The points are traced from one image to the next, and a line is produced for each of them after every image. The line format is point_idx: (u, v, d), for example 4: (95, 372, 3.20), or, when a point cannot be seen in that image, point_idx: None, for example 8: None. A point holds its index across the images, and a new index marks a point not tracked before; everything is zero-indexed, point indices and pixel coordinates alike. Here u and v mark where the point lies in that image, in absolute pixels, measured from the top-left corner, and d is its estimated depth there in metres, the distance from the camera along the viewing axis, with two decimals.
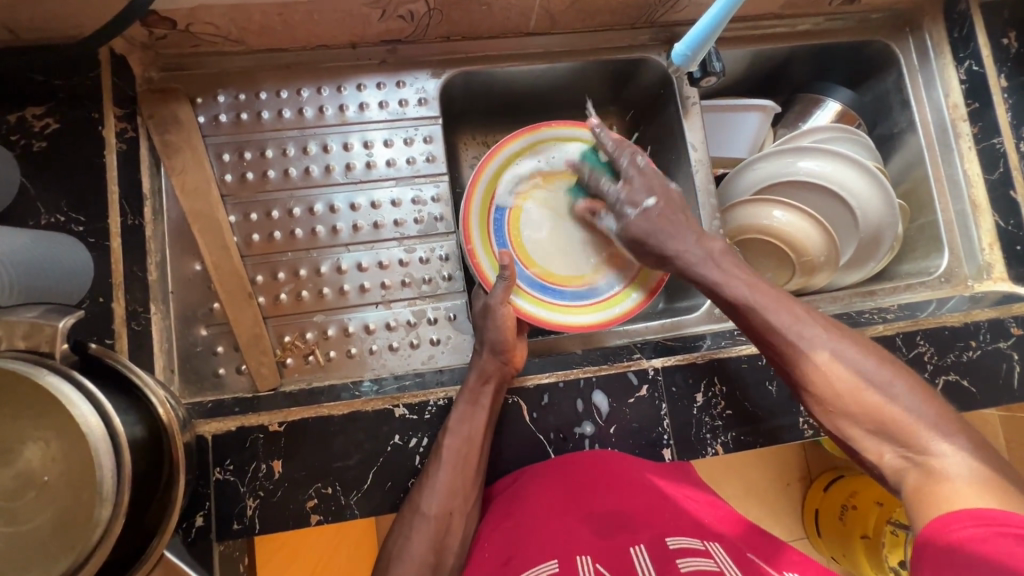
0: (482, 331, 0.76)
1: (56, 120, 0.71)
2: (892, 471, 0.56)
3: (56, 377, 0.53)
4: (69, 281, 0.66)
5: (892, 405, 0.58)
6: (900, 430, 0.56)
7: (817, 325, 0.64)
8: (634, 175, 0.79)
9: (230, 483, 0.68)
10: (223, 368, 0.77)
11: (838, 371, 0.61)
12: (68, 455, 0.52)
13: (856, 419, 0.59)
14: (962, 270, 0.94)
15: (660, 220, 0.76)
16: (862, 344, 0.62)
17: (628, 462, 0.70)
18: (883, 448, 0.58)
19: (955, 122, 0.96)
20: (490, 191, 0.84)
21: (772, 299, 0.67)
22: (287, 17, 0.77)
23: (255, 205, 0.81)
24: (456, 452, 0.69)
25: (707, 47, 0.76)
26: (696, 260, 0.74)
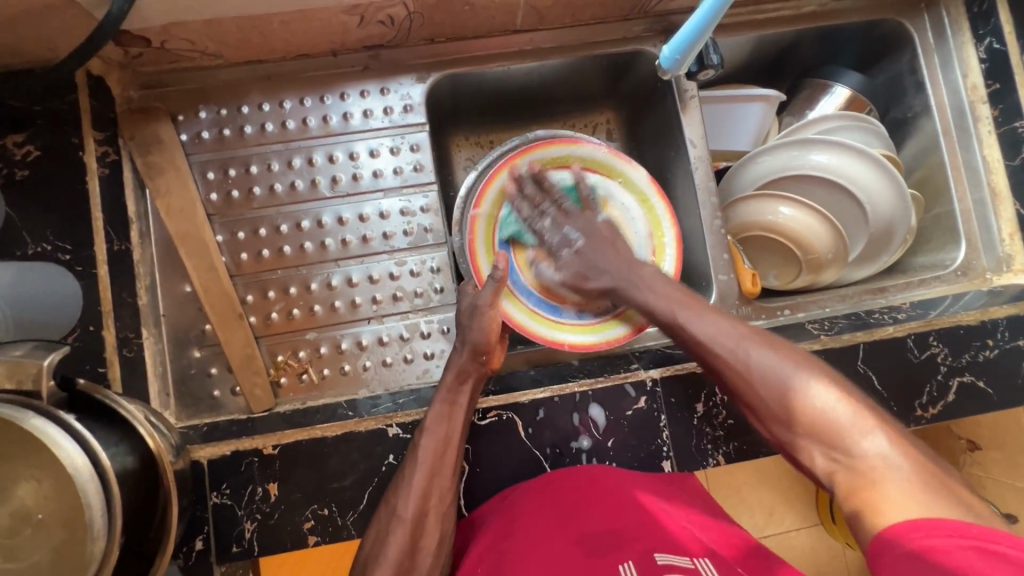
0: (466, 330, 0.74)
1: (36, 147, 0.70)
2: (824, 475, 0.54)
3: (41, 418, 0.53)
4: (58, 311, 0.67)
5: (819, 412, 0.54)
6: (827, 428, 0.54)
7: (742, 335, 0.62)
8: (567, 220, 0.79)
9: (228, 506, 0.68)
10: (218, 390, 0.77)
11: (763, 373, 0.59)
12: (60, 494, 0.52)
13: (793, 428, 0.56)
14: (980, 262, 0.89)
15: (592, 254, 0.77)
16: (790, 356, 0.59)
17: (616, 475, 0.69)
18: (816, 450, 0.54)
19: (973, 105, 0.90)
20: (508, 190, 0.82)
21: (697, 314, 0.66)
22: (263, 29, 0.74)
23: (242, 223, 0.80)
24: (432, 452, 0.67)
25: (702, 43, 0.71)
26: (631, 283, 0.74)
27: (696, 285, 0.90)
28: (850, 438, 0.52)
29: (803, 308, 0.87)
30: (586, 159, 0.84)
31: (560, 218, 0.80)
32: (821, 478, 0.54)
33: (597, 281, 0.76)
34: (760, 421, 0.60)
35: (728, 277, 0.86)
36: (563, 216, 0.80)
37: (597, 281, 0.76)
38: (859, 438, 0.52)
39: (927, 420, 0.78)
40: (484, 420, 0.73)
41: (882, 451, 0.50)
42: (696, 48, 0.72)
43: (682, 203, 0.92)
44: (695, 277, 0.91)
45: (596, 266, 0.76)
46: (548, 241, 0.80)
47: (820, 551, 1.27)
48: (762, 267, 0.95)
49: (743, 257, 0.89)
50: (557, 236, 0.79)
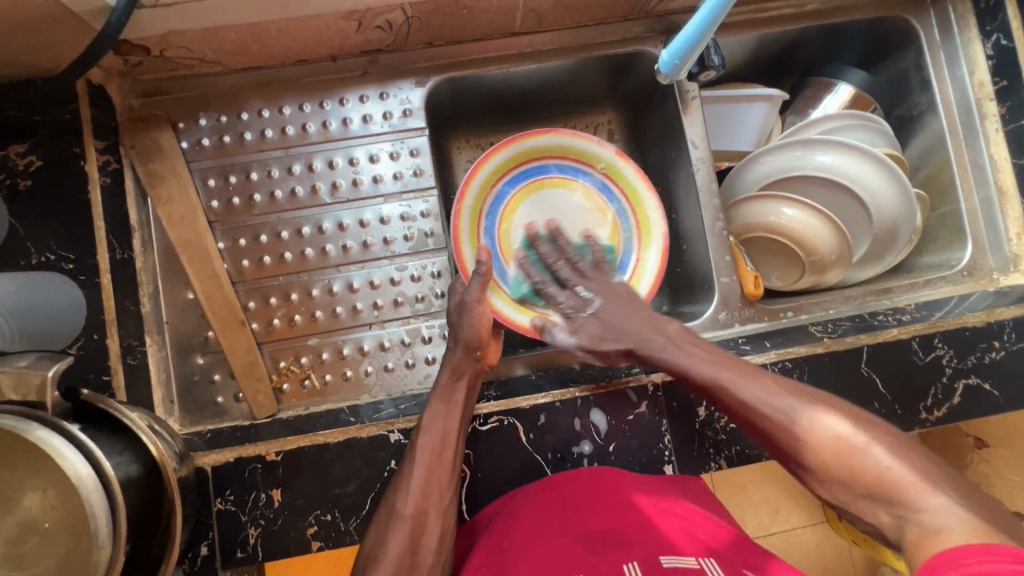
0: (457, 328, 0.75)
1: (38, 157, 0.71)
2: (889, 531, 0.54)
3: (46, 429, 0.53)
4: (61, 320, 0.67)
5: (879, 465, 0.56)
6: (890, 486, 0.55)
7: (788, 394, 0.64)
8: (580, 279, 0.80)
9: (232, 512, 0.69)
10: (222, 396, 0.77)
11: (816, 434, 0.60)
12: (65, 504, 0.53)
13: (852, 484, 0.57)
14: (987, 262, 0.88)
15: (609, 314, 0.77)
16: (836, 411, 0.61)
17: (616, 474, 0.69)
18: (879, 508, 0.55)
19: (980, 102, 0.88)
20: (489, 182, 0.84)
21: (737, 373, 0.67)
22: (261, 36, 0.74)
23: (243, 230, 0.81)
24: (430, 449, 0.68)
25: (704, 44, 0.69)
26: (658, 345, 0.73)
27: (697, 288, 0.90)
28: (912, 494, 0.53)
29: (807, 310, 0.86)
30: (567, 150, 0.86)
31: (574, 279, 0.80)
32: (889, 536, 0.55)
33: (615, 343, 0.75)
34: (815, 482, 0.60)
35: (731, 279, 0.86)
36: (576, 276, 0.80)
37: (615, 344, 0.75)
38: (918, 493, 0.53)
39: (932, 423, 0.77)
40: (485, 426, 0.73)
41: (944, 505, 0.51)
42: (698, 49, 0.71)
43: (683, 204, 0.91)
44: (697, 279, 0.90)
45: (619, 325, 0.75)
46: (562, 303, 0.79)
47: (826, 549, 1.26)
48: (765, 268, 0.94)
49: (746, 258, 0.88)
50: (568, 296, 0.79)
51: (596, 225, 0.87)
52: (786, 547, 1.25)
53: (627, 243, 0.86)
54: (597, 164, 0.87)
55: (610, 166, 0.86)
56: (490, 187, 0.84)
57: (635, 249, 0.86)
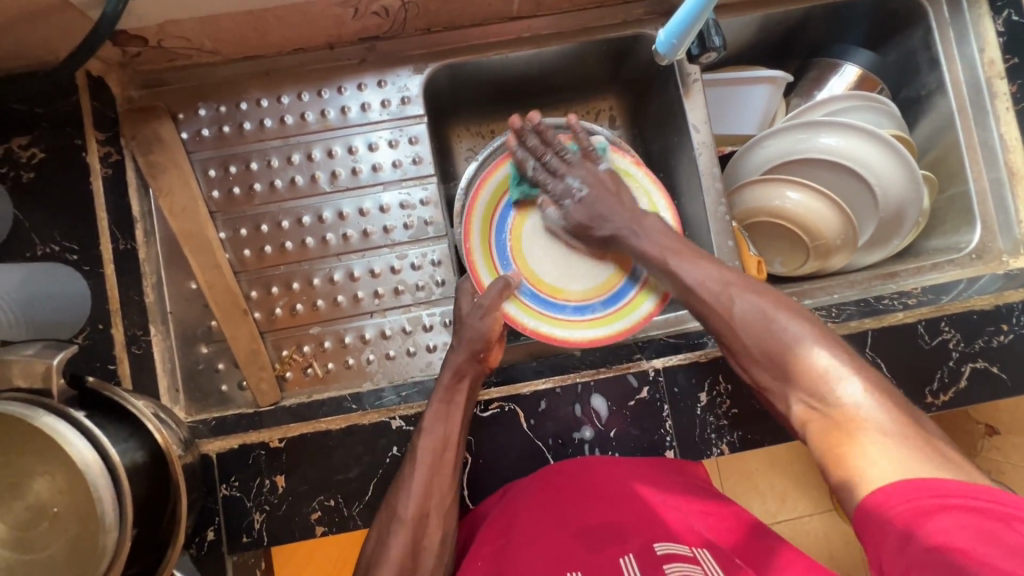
0: (462, 327, 0.74)
1: (41, 150, 0.72)
2: (800, 420, 0.59)
3: (51, 416, 0.54)
4: (68, 310, 0.68)
5: (800, 353, 0.60)
6: (805, 373, 0.59)
7: (731, 282, 0.68)
8: (572, 164, 0.81)
9: (237, 498, 0.70)
10: (226, 385, 0.79)
11: (747, 321, 0.65)
12: (74, 490, 0.54)
13: (770, 366, 0.62)
14: (997, 244, 0.86)
15: (595, 202, 0.78)
16: (779, 308, 0.65)
17: (612, 465, 0.69)
18: (793, 393, 0.60)
19: (991, 81, 0.86)
20: (501, 187, 0.82)
21: (689, 262, 0.72)
22: (257, 25, 0.74)
23: (244, 219, 0.81)
24: (431, 452, 0.68)
25: (695, 31, 0.69)
26: (629, 231, 0.77)
27: None
28: (829, 385, 0.57)
29: (810, 295, 0.85)
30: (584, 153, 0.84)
31: (563, 165, 0.80)
32: (792, 417, 0.60)
33: (600, 227, 0.78)
34: (738, 362, 0.66)
35: (733, 264, 0.85)
36: (564, 165, 0.80)
37: (601, 228, 0.78)
38: (837, 384, 0.57)
39: (938, 407, 0.77)
40: (486, 412, 0.73)
41: (856, 397, 0.55)
42: (689, 36, 0.70)
43: (686, 190, 0.90)
44: None
45: (599, 209, 0.78)
46: (551, 189, 0.80)
47: (833, 535, 1.25)
48: (769, 253, 0.93)
49: (748, 243, 0.87)
50: (558, 184, 0.80)
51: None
52: (791, 534, 1.25)
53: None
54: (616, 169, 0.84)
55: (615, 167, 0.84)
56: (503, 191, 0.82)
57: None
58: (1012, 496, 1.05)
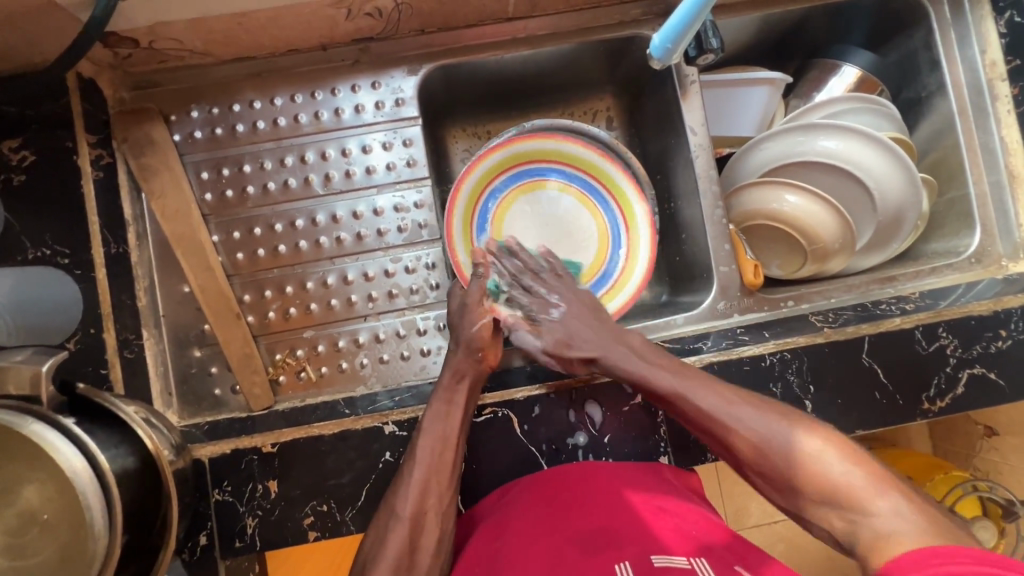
0: (457, 328, 0.75)
1: (32, 152, 0.71)
2: (845, 539, 0.55)
3: (41, 424, 0.54)
4: (57, 314, 0.68)
5: (827, 473, 0.57)
6: (839, 494, 0.55)
7: (741, 401, 0.65)
8: (550, 278, 0.79)
9: (229, 503, 0.69)
10: (219, 389, 0.78)
11: (766, 443, 0.61)
12: (62, 498, 0.53)
13: (802, 492, 0.58)
14: (996, 248, 0.85)
15: (574, 323, 0.75)
16: (791, 427, 0.61)
17: (609, 472, 0.69)
18: (828, 513, 0.56)
19: (992, 83, 0.85)
20: (482, 182, 0.83)
21: (692, 381, 0.67)
22: (250, 26, 0.73)
23: (237, 222, 0.80)
24: (430, 451, 0.67)
25: (689, 37, 0.68)
26: (620, 355, 0.72)
27: (697, 276, 0.89)
28: (864, 501, 0.54)
29: (808, 299, 0.84)
30: (561, 155, 0.85)
31: (541, 278, 0.79)
32: (840, 541, 0.55)
33: (578, 350, 0.73)
34: (772, 488, 0.61)
35: (729, 269, 0.84)
36: (541, 284, 0.78)
37: (579, 350, 0.73)
38: (871, 500, 0.54)
39: (935, 413, 0.76)
40: (480, 417, 0.73)
41: (895, 512, 0.52)
42: (683, 41, 0.69)
43: (683, 192, 0.89)
44: (696, 268, 0.89)
45: (584, 340, 0.73)
46: (527, 305, 0.77)
47: None
48: (766, 256, 0.92)
49: (745, 247, 0.87)
50: (534, 302, 0.77)
51: (587, 229, 0.86)
52: (788, 534, 1.25)
53: (615, 245, 0.86)
54: (591, 171, 0.86)
55: (592, 164, 0.85)
56: (484, 187, 0.84)
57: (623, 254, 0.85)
58: (1012, 500, 1.01)
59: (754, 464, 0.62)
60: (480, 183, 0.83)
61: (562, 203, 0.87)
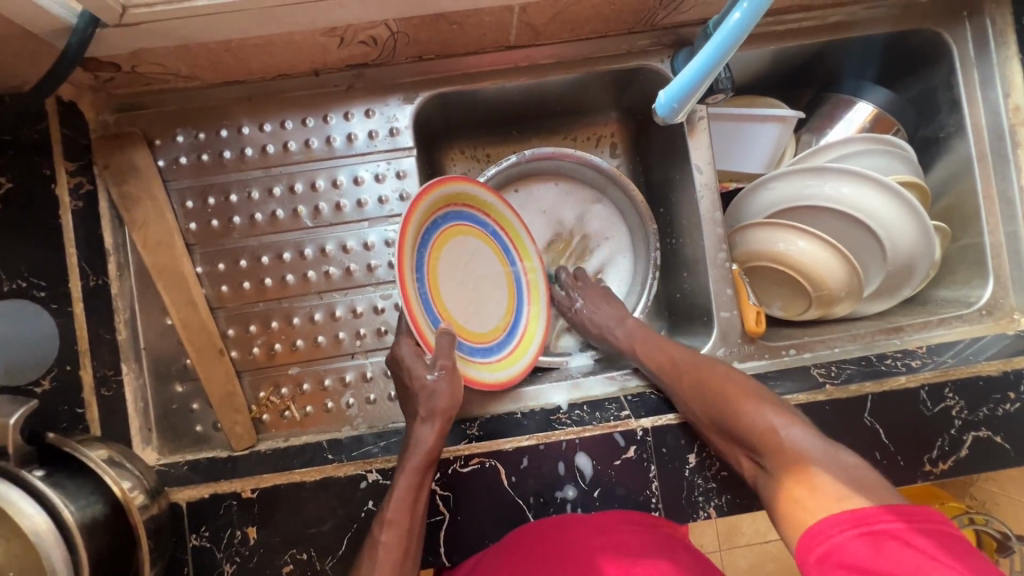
0: (428, 397, 0.67)
1: (8, 179, 0.68)
2: (749, 473, 0.67)
3: (4, 481, 0.52)
4: (31, 349, 0.66)
5: (749, 419, 0.67)
6: (752, 433, 0.66)
7: (690, 356, 0.74)
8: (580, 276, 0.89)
9: (207, 548, 0.68)
10: (201, 425, 0.76)
11: (701, 395, 0.71)
12: (15, 564, 0.51)
13: (728, 434, 0.69)
14: (1009, 301, 0.82)
15: (593, 310, 0.84)
16: (724, 376, 0.71)
17: (588, 534, 0.64)
18: (738, 446, 0.68)
19: (1014, 128, 0.81)
20: (429, 213, 0.69)
21: (645, 335, 0.80)
22: (237, 52, 0.69)
23: (222, 253, 0.78)
24: (393, 546, 0.62)
25: (690, 106, 0.66)
26: (606, 319, 0.83)
27: (697, 318, 0.86)
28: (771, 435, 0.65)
29: (811, 348, 0.82)
30: (480, 201, 0.77)
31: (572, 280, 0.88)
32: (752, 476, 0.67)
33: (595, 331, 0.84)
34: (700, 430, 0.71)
35: (731, 314, 0.82)
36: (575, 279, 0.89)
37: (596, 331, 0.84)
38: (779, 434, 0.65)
39: (937, 475, 0.74)
40: (466, 468, 0.70)
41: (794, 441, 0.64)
42: (683, 111, 0.67)
43: (686, 231, 0.86)
44: (696, 310, 0.86)
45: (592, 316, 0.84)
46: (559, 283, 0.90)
47: None
48: (768, 296, 0.89)
49: (749, 291, 0.84)
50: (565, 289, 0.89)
51: (496, 274, 0.78)
52: (779, 556, 1.24)
53: (519, 302, 0.81)
54: (508, 230, 0.80)
55: (496, 209, 0.79)
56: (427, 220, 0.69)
57: (528, 302, 0.82)
58: (1008, 534, 0.99)
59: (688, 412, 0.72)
60: (426, 215, 0.68)
61: (483, 255, 0.77)
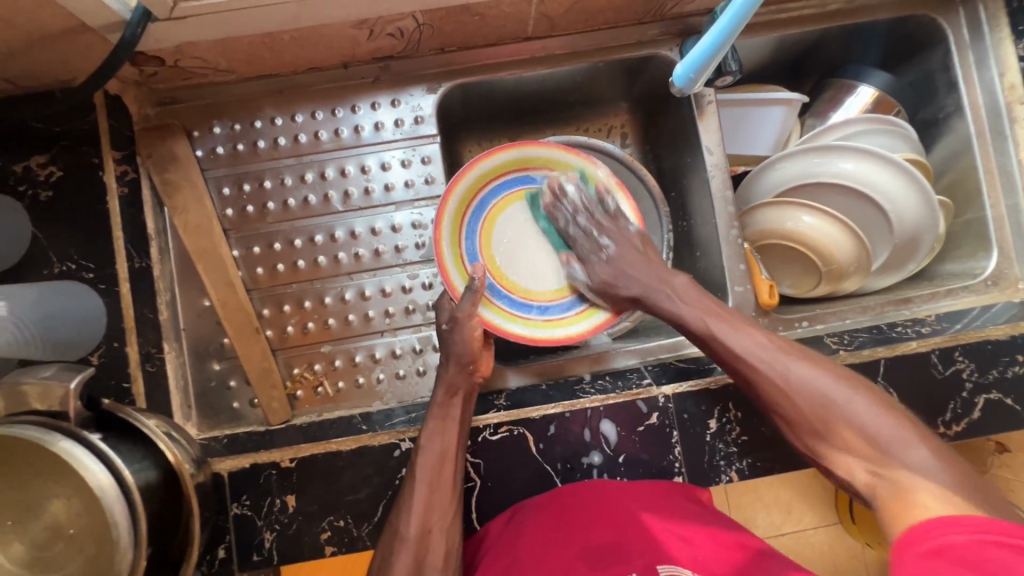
0: (448, 342, 0.74)
1: (59, 168, 0.73)
2: (865, 487, 0.55)
3: (69, 441, 0.54)
4: (83, 329, 0.71)
5: (860, 424, 0.57)
6: (867, 441, 0.56)
7: (782, 350, 0.64)
8: (596, 259, 0.78)
9: (248, 517, 0.70)
10: (238, 402, 0.79)
11: (801, 390, 0.61)
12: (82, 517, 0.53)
13: (834, 438, 0.58)
14: (1013, 271, 0.85)
15: (622, 263, 0.77)
16: (822, 377, 0.61)
17: (616, 488, 0.68)
18: (845, 450, 0.57)
19: (1010, 107, 0.85)
20: (465, 200, 0.79)
21: (731, 326, 0.68)
22: (274, 45, 0.73)
23: (257, 237, 0.82)
24: (430, 468, 0.67)
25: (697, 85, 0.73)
26: (659, 294, 0.75)
27: (711, 294, 0.89)
28: (889, 451, 0.54)
29: (823, 320, 0.85)
30: (564, 167, 0.82)
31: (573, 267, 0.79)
32: (862, 493, 0.56)
33: (625, 289, 0.77)
34: (799, 438, 0.61)
35: (744, 288, 0.85)
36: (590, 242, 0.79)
37: (625, 289, 0.77)
38: (895, 450, 0.54)
39: (951, 438, 0.76)
40: (495, 435, 0.73)
41: (923, 465, 0.52)
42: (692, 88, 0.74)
43: (698, 211, 0.90)
44: (709, 287, 0.90)
45: (639, 279, 0.76)
46: (580, 246, 0.79)
47: (840, 548, 1.24)
48: (779, 274, 0.92)
49: (761, 266, 0.87)
50: (588, 244, 0.79)
51: None
52: (796, 544, 1.24)
53: None
54: (600, 195, 0.83)
55: (582, 172, 0.82)
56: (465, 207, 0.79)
57: None
58: None
59: (782, 407, 0.62)
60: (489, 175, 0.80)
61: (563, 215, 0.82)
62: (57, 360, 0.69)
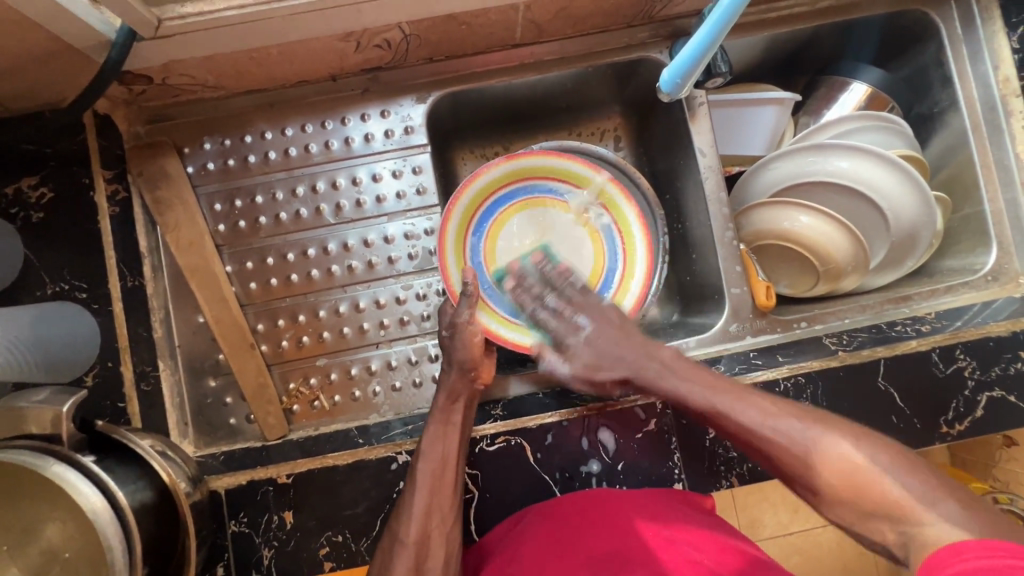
0: (449, 350, 0.74)
1: (50, 190, 0.73)
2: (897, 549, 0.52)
3: (61, 464, 0.54)
4: (76, 351, 0.70)
5: (885, 486, 0.54)
6: (895, 506, 0.53)
7: (787, 414, 0.61)
8: (572, 341, 0.75)
9: (246, 534, 0.70)
10: (234, 417, 0.78)
11: (823, 458, 0.58)
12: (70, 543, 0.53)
13: (865, 509, 0.54)
14: (1014, 265, 0.84)
15: (600, 341, 0.74)
16: (835, 441, 0.58)
17: (616, 495, 0.68)
18: (879, 521, 0.54)
19: (1005, 99, 0.84)
20: (474, 205, 0.81)
21: (735, 398, 0.64)
22: (261, 60, 0.73)
23: (250, 252, 0.81)
24: (430, 474, 0.67)
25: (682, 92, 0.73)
26: (648, 372, 0.70)
27: (708, 297, 0.88)
28: (919, 512, 0.51)
29: (822, 320, 0.83)
30: (578, 178, 0.83)
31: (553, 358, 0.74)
32: (896, 554, 0.53)
33: (607, 373, 0.72)
34: (824, 505, 0.57)
35: (741, 290, 0.84)
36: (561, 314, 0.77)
37: (607, 373, 0.72)
38: (924, 509, 0.51)
39: (954, 436, 0.75)
40: (492, 446, 0.73)
41: (953, 521, 0.49)
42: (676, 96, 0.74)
43: (692, 212, 0.89)
44: (707, 289, 0.88)
45: (623, 359, 0.72)
46: (557, 327, 0.76)
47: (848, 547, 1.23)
48: (776, 274, 0.91)
49: (757, 268, 0.86)
50: (558, 322, 0.77)
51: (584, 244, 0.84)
52: (803, 545, 1.23)
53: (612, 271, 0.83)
54: (612, 210, 0.83)
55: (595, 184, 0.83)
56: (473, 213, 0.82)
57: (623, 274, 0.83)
58: None
59: (805, 479, 0.59)
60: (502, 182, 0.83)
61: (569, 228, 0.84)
62: (51, 382, 0.69)
